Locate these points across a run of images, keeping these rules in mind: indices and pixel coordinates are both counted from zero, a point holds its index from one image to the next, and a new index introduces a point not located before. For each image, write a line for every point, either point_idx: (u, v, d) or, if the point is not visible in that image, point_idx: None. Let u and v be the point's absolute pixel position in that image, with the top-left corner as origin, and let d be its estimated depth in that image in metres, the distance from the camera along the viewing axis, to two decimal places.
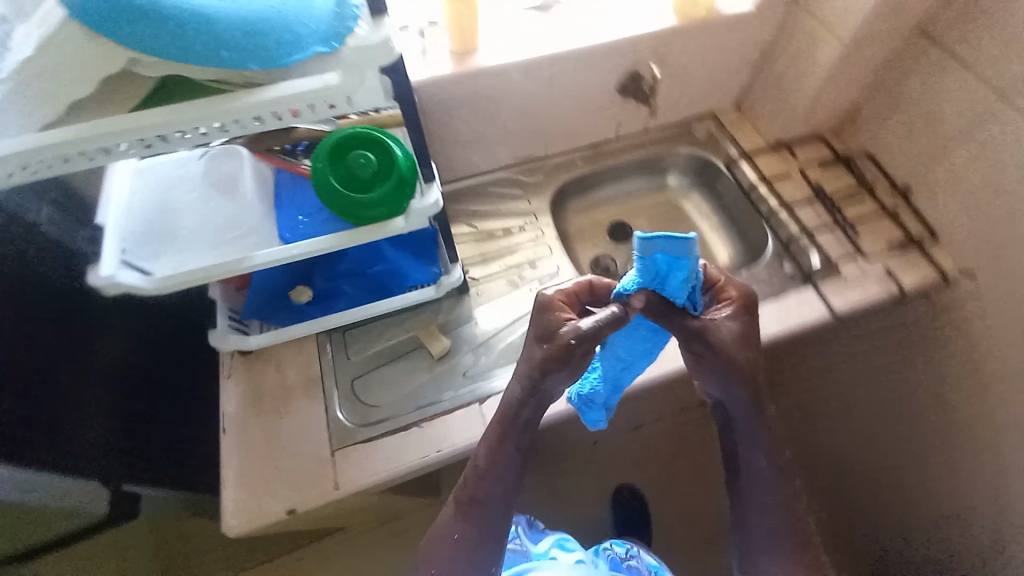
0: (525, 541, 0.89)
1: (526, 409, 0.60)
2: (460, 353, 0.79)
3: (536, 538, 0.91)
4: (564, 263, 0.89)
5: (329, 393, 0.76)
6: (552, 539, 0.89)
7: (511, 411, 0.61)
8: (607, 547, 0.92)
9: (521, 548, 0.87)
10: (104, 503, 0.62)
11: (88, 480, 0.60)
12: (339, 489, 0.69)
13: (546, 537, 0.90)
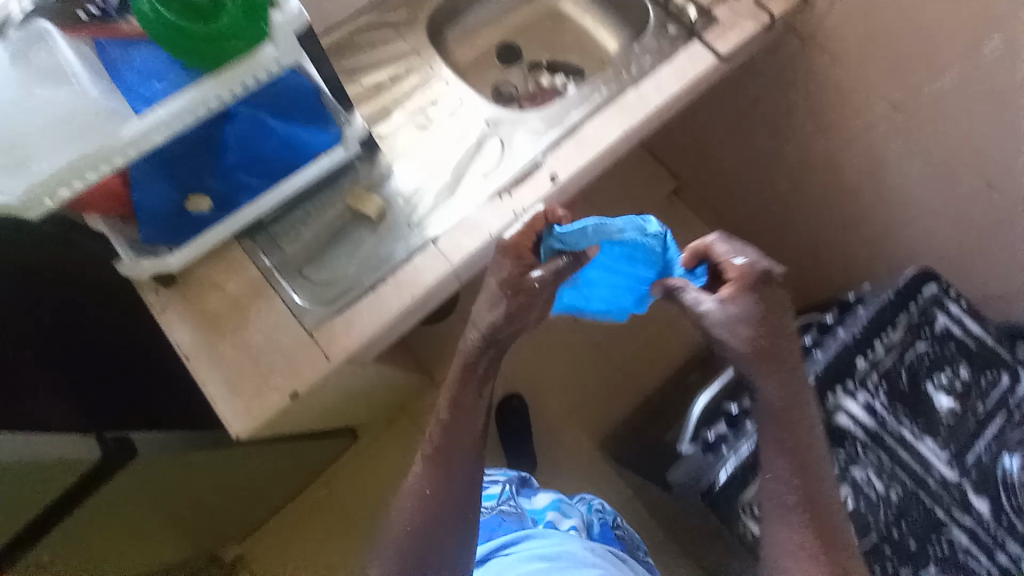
0: (520, 502, 0.95)
1: (482, 360, 0.66)
2: (395, 206, 0.77)
3: (529, 497, 0.98)
4: (466, 92, 0.85)
5: (281, 288, 0.73)
6: (547, 500, 0.95)
7: (470, 361, 0.66)
8: (600, 511, 0.98)
9: (516, 509, 0.93)
10: (94, 451, 0.59)
11: (59, 434, 0.57)
12: (331, 360, 0.70)
13: (541, 497, 0.97)
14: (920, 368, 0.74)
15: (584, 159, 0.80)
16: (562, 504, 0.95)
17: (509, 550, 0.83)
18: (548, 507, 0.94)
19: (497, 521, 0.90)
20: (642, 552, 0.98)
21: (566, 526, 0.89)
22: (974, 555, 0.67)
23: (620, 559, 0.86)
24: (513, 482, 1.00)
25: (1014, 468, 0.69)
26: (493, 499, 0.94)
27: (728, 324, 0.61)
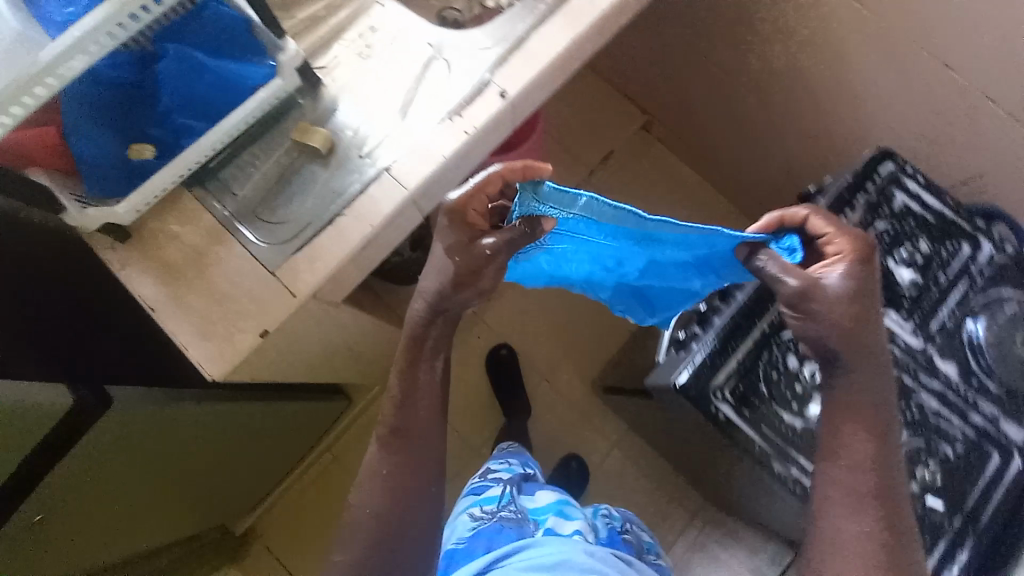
0: (520, 502, 0.90)
1: (433, 328, 0.66)
2: (344, 137, 0.76)
3: (531, 495, 0.92)
4: (407, 16, 0.82)
5: (237, 232, 0.72)
6: (551, 501, 0.89)
7: (418, 335, 0.66)
8: (607, 516, 0.93)
9: (516, 514, 0.87)
10: (65, 396, 0.61)
11: (27, 379, 0.58)
12: (298, 296, 0.70)
13: (544, 496, 0.90)
14: (881, 245, 0.74)
15: (534, 72, 0.78)
16: (567, 505, 0.89)
17: (507, 560, 0.78)
18: (551, 508, 0.87)
19: (496, 529, 0.83)
20: (652, 552, 0.94)
21: (569, 530, 0.84)
22: (943, 415, 0.70)
23: (626, 561, 0.83)
24: (514, 479, 0.94)
25: (977, 330, 0.71)
26: (494, 503, 0.88)
27: (836, 300, 0.59)
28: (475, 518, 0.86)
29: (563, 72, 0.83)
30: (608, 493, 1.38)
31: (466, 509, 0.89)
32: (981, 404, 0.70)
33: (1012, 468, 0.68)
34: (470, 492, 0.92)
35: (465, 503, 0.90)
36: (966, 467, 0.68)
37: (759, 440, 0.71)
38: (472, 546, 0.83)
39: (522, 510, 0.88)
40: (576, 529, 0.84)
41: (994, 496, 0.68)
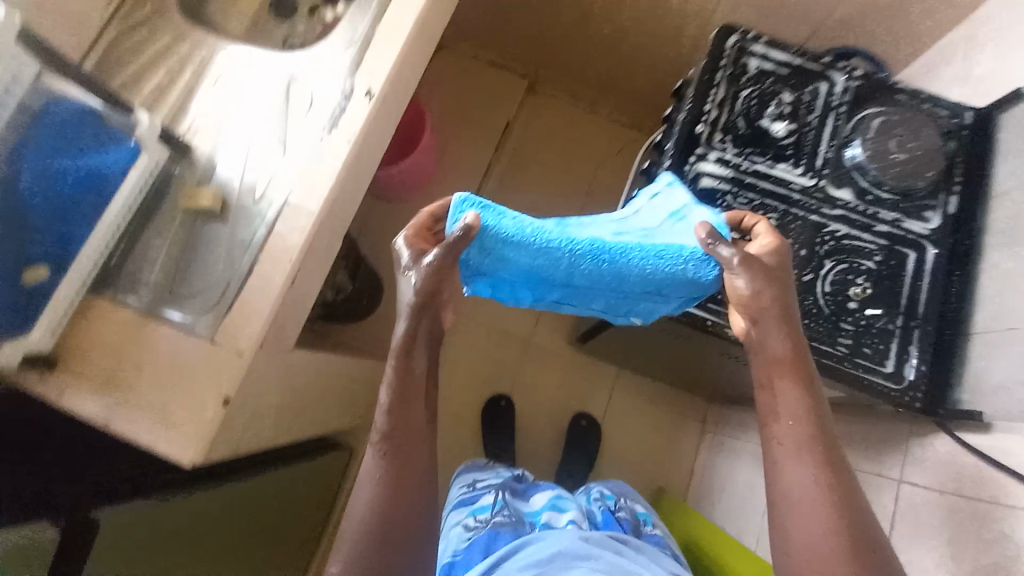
0: (516, 505, 0.95)
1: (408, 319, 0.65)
2: (232, 189, 0.77)
3: (529, 499, 0.98)
4: (250, 57, 0.83)
5: (163, 316, 0.72)
6: (547, 500, 0.96)
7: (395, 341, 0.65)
8: (599, 500, 0.98)
9: (511, 517, 0.91)
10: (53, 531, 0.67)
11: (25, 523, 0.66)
12: (246, 354, 0.70)
13: (541, 496, 0.98)
14: (751, 110, 0.80)
15: (391, 63, 0.80)
16: (559, 499, 0.96)
17: (509, 557, 0.81)
18: (544, 506, 0.95)
19: (492, 536, 0.86)
20: (649, 522, 0.97)
21: (563, 523, 0.90)
22: (853, 235, 0.76)
23: (620, 540, 0.86)
24: (507, 484, 1.00)
25: (857, 152, 0.77)
26: (488, 511, 0.92)
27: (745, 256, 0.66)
28: (470, 528, 0.89)
29: (418, 55, 0.86)
30: (622, 432, 1.43)
31: (459, 523, 0.91)
32: (881, 214, 0.76)
33: (929, 256, 0.74)
34: (463, 507, 0.95)
35: (458, 517, 0.93)
36: (890, 272, 0.74)
37: (710, 317, 0.73)
38: (470, 555, 0.85)
39: (517, 514, 0.93)
40: (569, 519, 0.90)
41: (922, 286, 0.73)
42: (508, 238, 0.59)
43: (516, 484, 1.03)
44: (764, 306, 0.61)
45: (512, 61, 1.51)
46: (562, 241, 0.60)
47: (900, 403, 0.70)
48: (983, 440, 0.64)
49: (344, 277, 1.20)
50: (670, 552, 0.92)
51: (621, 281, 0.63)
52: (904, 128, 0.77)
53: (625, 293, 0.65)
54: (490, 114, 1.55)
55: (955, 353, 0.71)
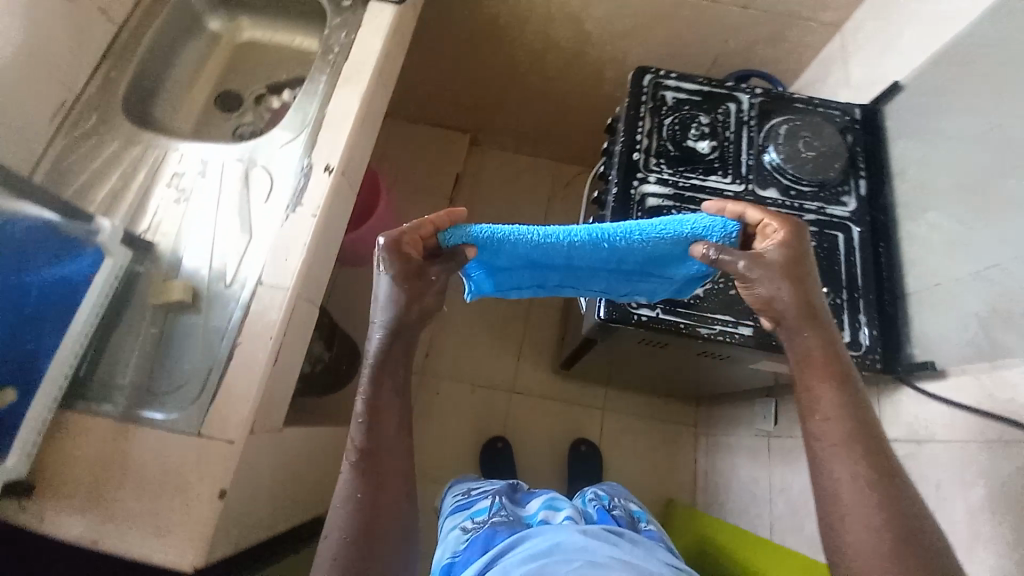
0: (512, 507, 0.95)
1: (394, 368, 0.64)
2: (202, 279, 0.77)
3: (525, 505, 0.98)
4: (205, 149, 0.86)
5: (144, 418, 0.70)
6: (541, 502, 0.96)
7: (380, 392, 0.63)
8: (593, 501, 1.00)
9: (508, 516, 0.90)
10: None
11: None
12: (237, 441, 0.68)
13: (535, 500, 0.98)
14: (676, 134, 0.90)
15: (345, 137, 0.84)
16: (555, 500, 0.96)
17: (508, 552, 0.80)
18: (540, 507, 0.94)
19: (489, 533, 0.86)
20: (643, 521, 0.99)
21: (559, 518, 0.90)
22: None
23: (616, 533, 0.86)
24: (504, 492, 1.01)
25: (773, 156, 0.87)
26: (485, 513, 0.92)
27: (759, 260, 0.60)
28: (468, 530, 0.89)
29: (369, 126, 0.92)
30: (620, 452, 1.44)
31: (457, 525, 0.93)
32: (806, 205, 0.85)
33: (854, 235, 0.84)
34: (460, 512, 0.97)
35: (457, 521, 0.94)
36: (827, 254, 0.83)
37: (681, 321, 0.78)
38: (468, 554, 0.84)
39: (514, 515, 0.93)
40: (564, 515, 0.90)
41: (856, 262, 0.82)
42: (507, 240, 0.61)
43: (513, 493, 1.03)
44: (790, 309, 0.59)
45: (453, 120, 1.61)
46: (559, 232, 0.62)
47: (863, 368, 0.76)
48: (939, 386, 0.69)
49: (320, 347, 1.20)
50: (665, 546, 0.92)
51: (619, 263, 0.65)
52: (807, 130, 0.88)
53: (626, 272, 0.67)
54: (440, 170, 1.63)
55: (898, 315, 0.78)
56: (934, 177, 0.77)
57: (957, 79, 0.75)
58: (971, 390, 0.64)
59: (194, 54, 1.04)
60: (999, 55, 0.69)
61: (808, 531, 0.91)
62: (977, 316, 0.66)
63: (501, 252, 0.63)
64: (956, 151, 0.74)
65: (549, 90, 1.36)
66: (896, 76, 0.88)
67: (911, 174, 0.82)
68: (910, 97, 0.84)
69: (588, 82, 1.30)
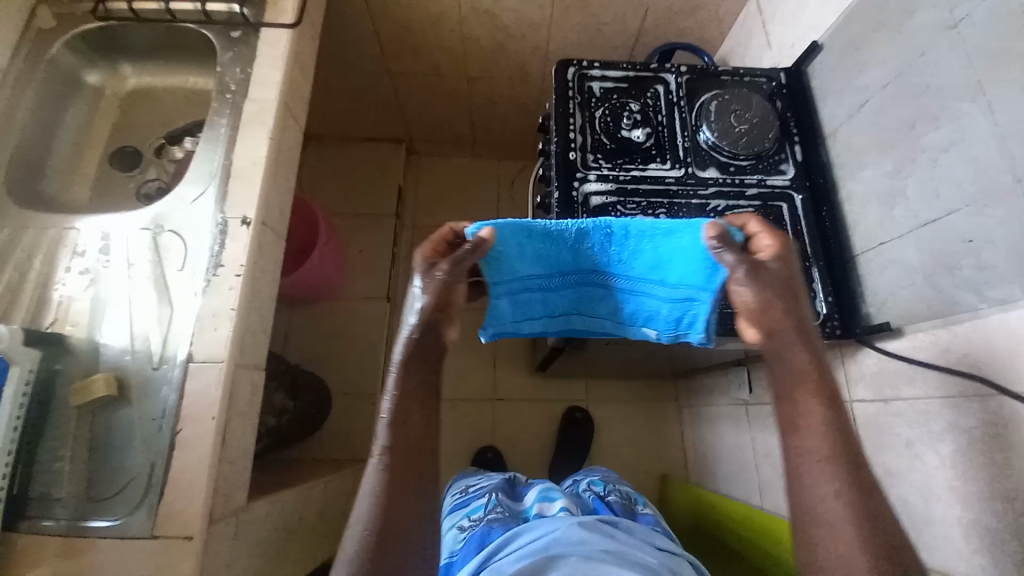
0: (509, 503, 0.90)
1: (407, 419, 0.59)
2: (126, 366, 0.70)
3: (522, 499, 0.93)
4: (107, 221, 0.78)
5: (88, 527, 0.63)
6: (537, 494, 0.91)
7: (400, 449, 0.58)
8: (588, 490, 0.97)
9: (505, 512, 0.86)
10: None
11: None
12: (195, 536, 0.63)
13: (531, 494, 0.93)
14: (609, 125, 0.87)
15: (260, 184, 0.78)
16: (550, 490, 0.91)
17: (503, 550, 0.76)
18: (537, 498, 0.90)
19: (486, 530, 0.81)
20: (640, 503, 0.96)
21: (555, 510, 0.85)
22: (732, 205, 0.83)
23: (611, 523, 0.82)
24: (502, 488, 0.96)
25: (708, 134, 0.86)
26: (481, 509, 0.87)
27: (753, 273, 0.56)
28: (465, 528, 0.84)
29: (285, 165, 0.85)
30: (610, 440, 1.43)
31: (454, 525, 0.86)
32: (747, 180, 0.84)
33: (797, 203, 0.83)
34: (459, 511, 0.91)
35: (455, 520, 0.88)
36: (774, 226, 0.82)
37: None
38: (465, 554, 0.79)
39: (511, 511, 0.88)
40: (561, 506, 0.85)
41: (803, 230, 0.82)
42: (535, 231, 0.60)
43: (512, 489, 0.99)
44: (777, 320, 0.57)
45: (385, 132, 1.54)
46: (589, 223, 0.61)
47: (824, 335, 0.76)
48: (899, 345, 0.70)
49: (282, 398, 1.15)
50: (662, 529, 0.89)
51: (644, 263, 0.64)
52: (736, 103, 0.87)
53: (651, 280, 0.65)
54: (380, 187, 1.56)
55: (850, 277, 0.78)
56: (863, 135, 0.77)
57: (871, 33, 0.75)
58: (929, 346, 0.65)
59: (78, 113, 0.94)
60: (908, 6, 0.69)
61: None
62: (924, 272, 0.66)
63: (519, 251, 0.61)
64: (879, 106, 0.74)
65: (476, 89, 1.31)
66: (814, 35, 0.87)
67: (841, 134, 0.82)
68: (829, 54, 0.84)
69: (515, 76, 1.26)
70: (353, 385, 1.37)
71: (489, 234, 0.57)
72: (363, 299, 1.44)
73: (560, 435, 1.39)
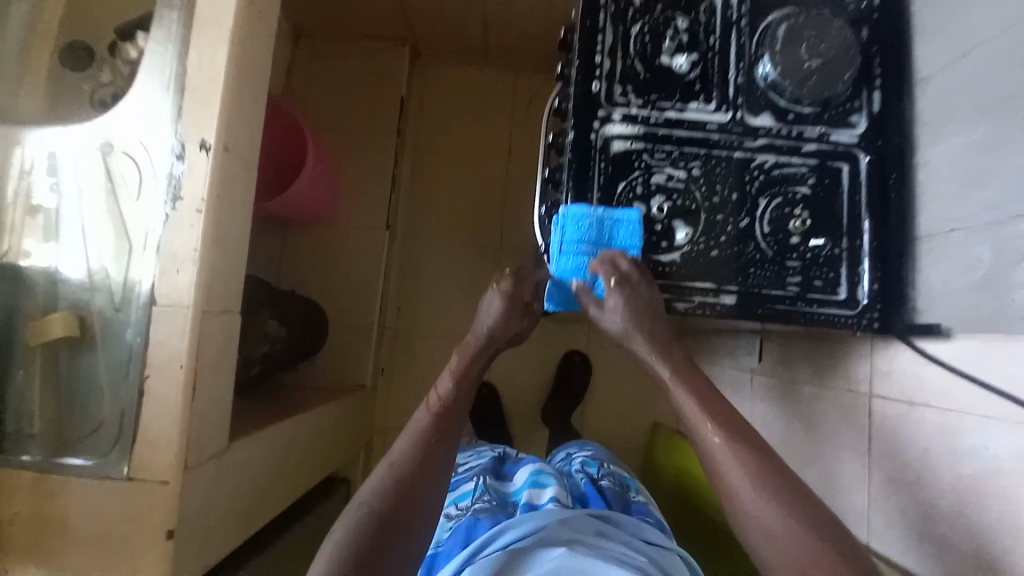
0: (499, 489, 0.83)
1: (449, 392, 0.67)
2: (87, 305, 0.65)
3: (511, 481, 0.87)
4: (52, 136, 0.68)
5: (66, 465, 0.63)
6: (527, 478, 0.84)
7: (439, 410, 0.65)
8: (580, 472, 0.91)
9: (493, 502, 0.79)
10: None
11: None
12: (170, 483, 0.62)
13: (521, 475, 0.86)
14: (646, 48, 0.70)
15: (223, 104, 0.66)
16: (541, 475, 0.83)
17: (489, 546, 0.67)
18: (525, 483, 0.82)
19: (471, 521, 0.74)
20: (633, 490, 0.90)
21: (544, 501, 0.78)
22: (781, 162, 0.69)
23: (600, 518, 0.74)
24: (490, 469, 0.89)
25: (768, 68, 0.69)
26: (468, 497, 0.80)
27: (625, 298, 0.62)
28: (452, 518, 0.77)
29: (252, 77, 0.72)
30: (605, 387, 1.42)
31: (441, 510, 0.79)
32: (806, 132, 0.69)
33: (862, 165, 0.69)
34: None
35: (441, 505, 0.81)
36: (826, 192, 0.69)
37: None
38: (451, 545, 0.71)
39: (498, 498, 0.81)
40: (551, 497, 0.78)
41: (860, 201, 0.69)
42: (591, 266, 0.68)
43: (500, 467, 0.92)
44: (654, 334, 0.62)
45: (385, 30, 1.33)
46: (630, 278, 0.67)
47: (858, 328, 0.67)
48: (943, 350, 0.61)
49: (274, 325, 1.10)
50: (653, 520, 0.82)
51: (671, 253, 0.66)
52: (812, 27, 0.69)
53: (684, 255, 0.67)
54: (380, 96, 1.38)
55: (905, 263, 0.68)
56: (965, 87, 0.61)
57: None
58: (983, 360, 0.57)
59: None
60: None
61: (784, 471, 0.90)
62: (989, 266, 0.57)
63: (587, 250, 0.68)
64: (1000, 51, 0.57)
65: None
66: None
67: (937, 82, 0.66)
68: None
69: None
70: (349, 315, 1.34)
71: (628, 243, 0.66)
72: (361, 225, 1.36)
73: (556, 379, 1.38)
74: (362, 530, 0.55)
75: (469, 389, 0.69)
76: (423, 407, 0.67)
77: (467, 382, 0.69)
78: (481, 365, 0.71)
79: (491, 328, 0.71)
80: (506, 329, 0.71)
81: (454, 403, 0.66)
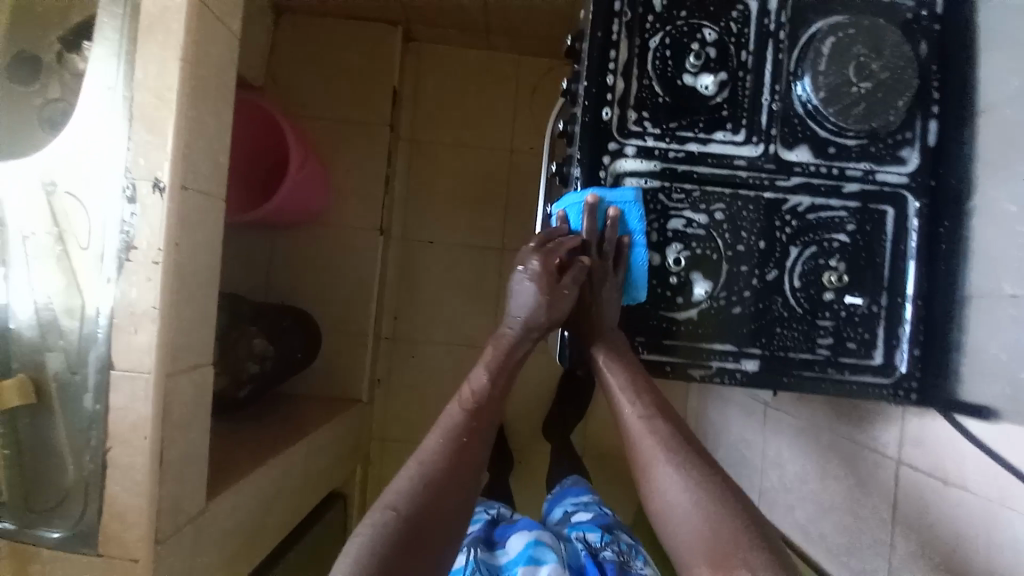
0: (492, 564, 0.79)
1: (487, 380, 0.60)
2: (41, 365, 0.60)
3: (505, 550, 0.82)
4: None
5: (35, 536, 0.59)
6: (521, 550, 0.78)
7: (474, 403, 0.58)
8: (580, 538, 0.85)
9: None
10: None
11: None
12: (142, 559, 0.58)
13: (515, 543, 0.80)
14: (667, 67, 0.60)
15: (178, 138, 0.58)
16: (537, 547, 0.79)
17: None
18: (520, 558, 0.77)
19: None
20: (639, 560, 0.83)
21: None
22: (818, 205, 0.60)
23: None
24: (481, 537, 0.84)
25: (808, 92, 0.59)
26: None
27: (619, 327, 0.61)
28: None
29: (211, 100, 0.63)
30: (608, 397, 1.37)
31: None
32: (848, 169, 0.60)
33: (910, 210, 0.61)
34: None
35: None
36: (867, 240, 0.61)
37: (668, 361, 0.61)
38: None
39: None
40: None
41: (907, 251, 0.61)
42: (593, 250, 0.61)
43: (493, 531, 0.87)
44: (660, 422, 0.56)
45: (374, 11, 1.20)
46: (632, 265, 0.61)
47: (893, 398, 0.60)
48: (988, 433, 0.54)
49: (262, 343, 1.04)
50: None
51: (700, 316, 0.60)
52: (864, 43, 0.58)
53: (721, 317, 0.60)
54: (371, 87, 1.26)
55: (951, 323, 0.60)
56: None
57: None
58: None
59: None
60: None
61: (796, 518, 0.83)
62: None
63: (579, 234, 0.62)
64: None
65: None
66: None
67: (1009, 113, 0.55)
68: None
69: None
70: (342, 324, 1.28)
71: (616, 212, 0.59)
72: (352, 230, 1.28)
73: (559, 390, 1.33)
74: (388, 539, 0.48)
75: (503, 386, 0.61)
76: (454, 402, 0.60)
77: (503, 377, 0.61)
78: (518, 359, 0.62)
79: (525, 318, 0.61)
80: (550, 310, 0.60)
81: (487, 401, 0.59)
